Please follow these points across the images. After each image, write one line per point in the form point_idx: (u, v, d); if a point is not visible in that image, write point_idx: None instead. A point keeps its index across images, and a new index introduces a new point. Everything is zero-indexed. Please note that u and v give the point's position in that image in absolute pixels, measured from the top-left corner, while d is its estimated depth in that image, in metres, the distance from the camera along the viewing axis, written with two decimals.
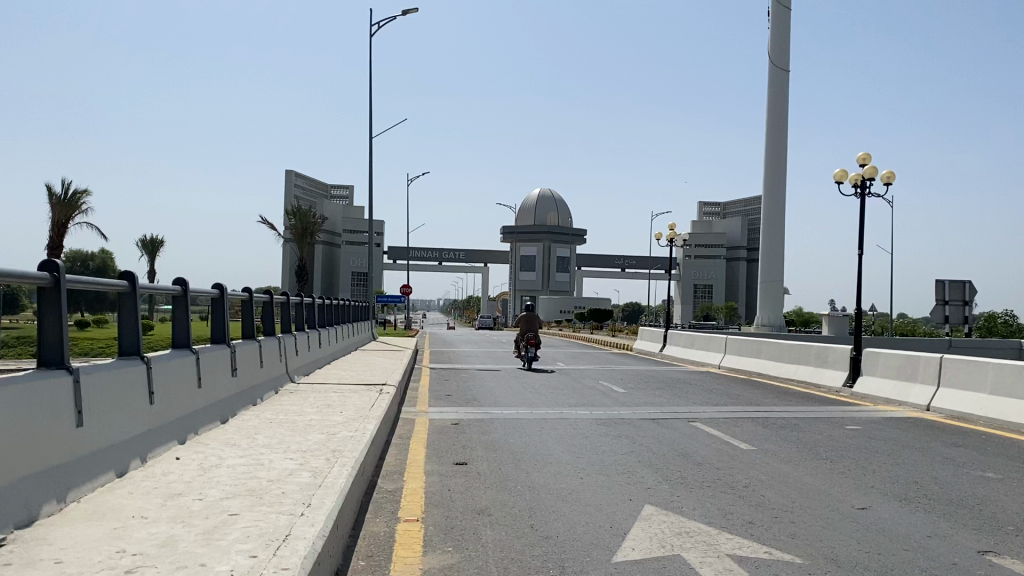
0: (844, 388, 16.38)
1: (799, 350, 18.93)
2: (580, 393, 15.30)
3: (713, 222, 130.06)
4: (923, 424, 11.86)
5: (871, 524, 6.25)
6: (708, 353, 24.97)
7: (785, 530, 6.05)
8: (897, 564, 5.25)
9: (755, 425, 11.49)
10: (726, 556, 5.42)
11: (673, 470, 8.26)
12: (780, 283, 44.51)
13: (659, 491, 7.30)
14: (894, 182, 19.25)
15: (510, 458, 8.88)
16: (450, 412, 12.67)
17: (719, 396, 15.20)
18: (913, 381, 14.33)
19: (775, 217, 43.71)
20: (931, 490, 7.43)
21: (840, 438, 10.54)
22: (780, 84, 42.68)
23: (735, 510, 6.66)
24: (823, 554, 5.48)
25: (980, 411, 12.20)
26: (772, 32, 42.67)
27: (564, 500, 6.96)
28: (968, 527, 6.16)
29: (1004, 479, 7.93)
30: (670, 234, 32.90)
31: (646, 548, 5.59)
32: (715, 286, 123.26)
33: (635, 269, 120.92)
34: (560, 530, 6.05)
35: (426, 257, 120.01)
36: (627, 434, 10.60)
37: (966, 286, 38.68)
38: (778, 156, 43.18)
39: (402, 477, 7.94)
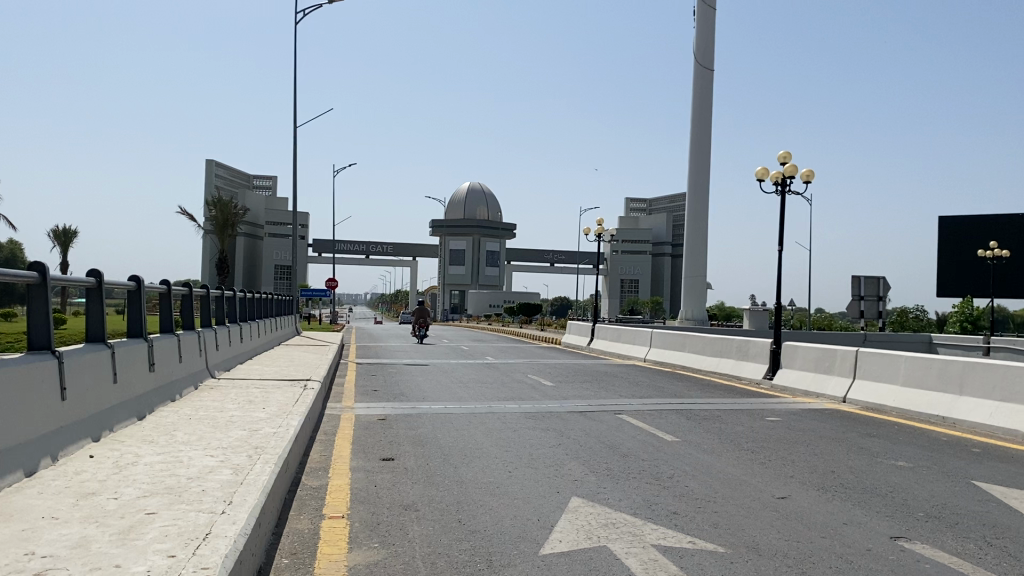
0: (764, 379, 16.86)
1: (721, 343, 19.40)
2: (508, 387, 15.37)
3: (640, 218, 132.13)
4: (838, 415, 12.30)
5: (791, 513, 6.45)
6: (634, 346, 25.36)
7: (708, 520, 6.20)
8: (813, 552, 5.44)
9: (679, 417, 11.73)
10: (652, 547, 5.53)
11: (600, 462, 8.38)
12: (704, 277, 45.52)
13: (587, 483, 7.40)
14: (813, 180, 19.84)
15: (439, 453, 8.88)
16: (377, 408, 12.57)
17: (645, 388, 15.48)
18: (829, 373, 14.83)
19: (699, 214, 44.61)
20: (846, 479, 7.71)
21: (760, 429, 10.83)
22: (704, 84, 43.58)
23: (659, 501, 6.80)
24: (745, 543, 5.63)
25: (892, 402, 12.72)
26: (698, 31, 43.46)
27: (492, 494, 6.99)
28: (881, 514, 6.42)
29: (915, 468, 8.29)
30: (597, 228, 33.27)
31: (574, 540, 5.66)
32: (641, 281, 125.24)
33: (563, 263, 121.96)
34: (488, 524, 6.07)
35: (352, 249, 118.56)
36: (555, 427, 10.69)
37: (880, 282, 40.19)
38: (703, 153, 44.09)
39: (328, 473, 7.85)
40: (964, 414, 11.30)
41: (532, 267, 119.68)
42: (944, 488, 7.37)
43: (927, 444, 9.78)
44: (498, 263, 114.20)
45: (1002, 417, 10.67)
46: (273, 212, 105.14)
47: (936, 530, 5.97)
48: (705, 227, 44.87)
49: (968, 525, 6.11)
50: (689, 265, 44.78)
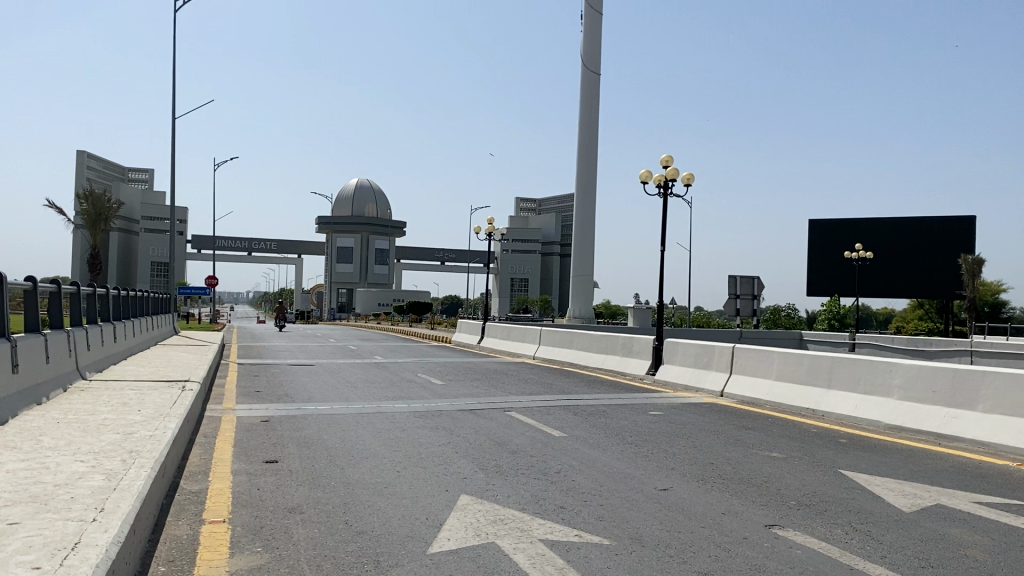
0: (647, 375, 17.32)
1: (607, 340, 19.82)
2: (397, 386, 15.21)
3: (529, 217, 133.47)
4: (716, 409, 12.75)
5: (672, 504, 6.64)
6: (523, 344, 25.61)
7: (593, 514, 6.32)
8: (694, 542, 5.61)
9: (566, 413, 11.92)
10: (539, 541, 5.59)
11: (489, 459, 8.41)
12: (590, 277, 46.34)
13: (476, 480, 7.43)
14: (694, 183, 20.48)
15: (324, 454, 8.69)
16: (260, 409, 12.25)
17: (534, 385, 15.69)
18: (708, 368, 15.37)
19: (586, 214, 45.43)
20: (725, 471, 8.01)
21: (644, 423, 11.13)
22: (591, 87, 44.39)
23: (546, 496, 6.89)
24: (628, 535, 5.75)
25: (766, 396, 13.29)
26: (585, 34, 44.23)
27: (380, 495, 6.90)
28: (758, 503, 6.69)
29: (788, 458, 8.70)
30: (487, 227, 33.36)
31: (462, 538, 5.66)
32: (531, 280, 125.19)
33: (453, 262, 121.91)
34: (375, 525, 5.99)
35: (234, 247, 114.85)
36: (444, 426, 10.67)
37: (755, 281, 41.92)
38: (590, 154, 44.88)
39: (208, 477, 7.58)
40: (832, 406, 11.92)
41: (421, 265, 119.09)
42: (814, 477, 7.76)
43: (799, 436, 10.27)
44: (387, 261, 113.16)
45: (867, 409, 11.33)
46: (149, 206, 100.99)
47: (806, 517, 6.29)
48: (592, 227, 45.72)
49: (835, 512, 6.46)
50: (577, 264, 45.49)
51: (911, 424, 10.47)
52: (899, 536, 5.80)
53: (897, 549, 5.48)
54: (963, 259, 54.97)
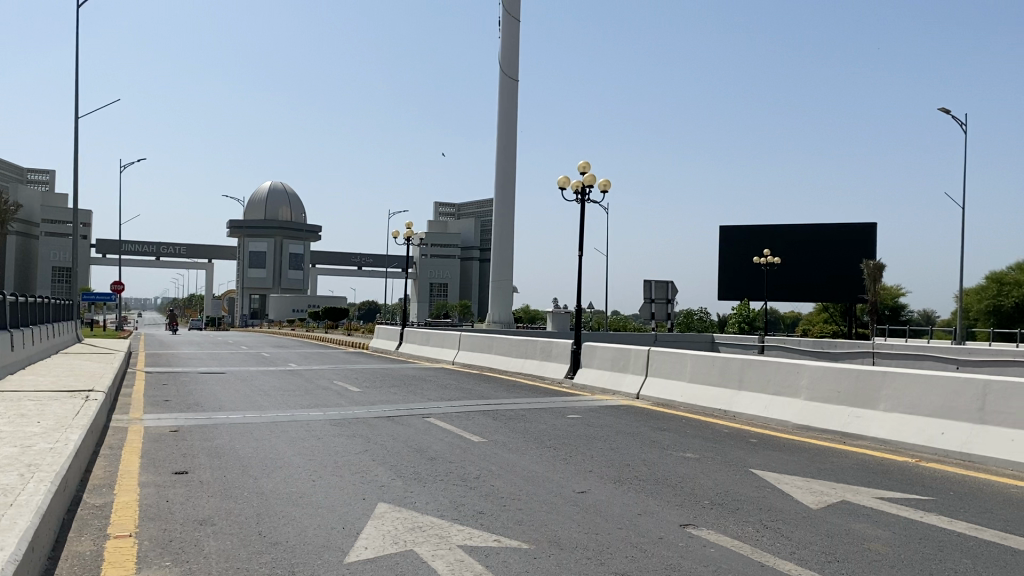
0: (565, 379, 17.47)
1: (526, 345, 19.93)
2: (312, 394, 14.92)
3: (448, 223, 133.37)
4: (632, 412, 12.95)
5: (588, 507, 6.72)
6: (442, 350, 25.51)
7: (512, 518, 6.33)
8: (612, 543, 5.67)
9: (484, 418, 11.91)
10: (458, 547, 5.57)
11: (407, 466, 8.34)
12: (509, 282, 46.42)
13: (393, 488, 7.35)
14: (611, 189, 20.77)
15: (236, 464, 8.46)
16: (169, 419, 11.84)
17: (453, 391, 15.62)
18: (624, 371, 15.61)
19: (505, 220, 45.59)
20: (641, 472, 8.12)
21: (562, 426, 11.21)
22: (509, 93, 44.64)
23: (465, 502, 6.86)
24: (547, 538, 5.79)
25: (680, 398, 13.56)
26: (503, 40, 44.47)
27: (294, 505, 6.76)
28: (674, 504, 6.79)
29: (702, 459, 8.88)
30: (406, 232, 33.10)
31: (380, 546, 5.58)
32: (450, 286, 124.91)
33: (370, 267, 120.66)
34: (289, 535, 5.85)
35: (141, 251, 110.83)
36: (361, 433, 10.52)
37: (669, 286, 42.81)
38: (508, 159, 45.05)
39: (112, 491, 7.27)
40: (743, 407, 12.24)
41: (337, 270, 117.43)
42: (727, 477, 7.95)
43: (712, 437, 10.48)
44: (302, 266, 111.12)
45: (776, 409, 11.68)
46: (50, 208, 96.66)
47: (720, 516, 6.43)
48: (511, 232, 45.90)
49: (747, 510, 6.62)
50: (496, 269, 45.55)
51: (818, 423, 10.84)
52: (807, 532, 5.98)
53: (806, 545, 5.67)
54: (866, 266, 57.42)
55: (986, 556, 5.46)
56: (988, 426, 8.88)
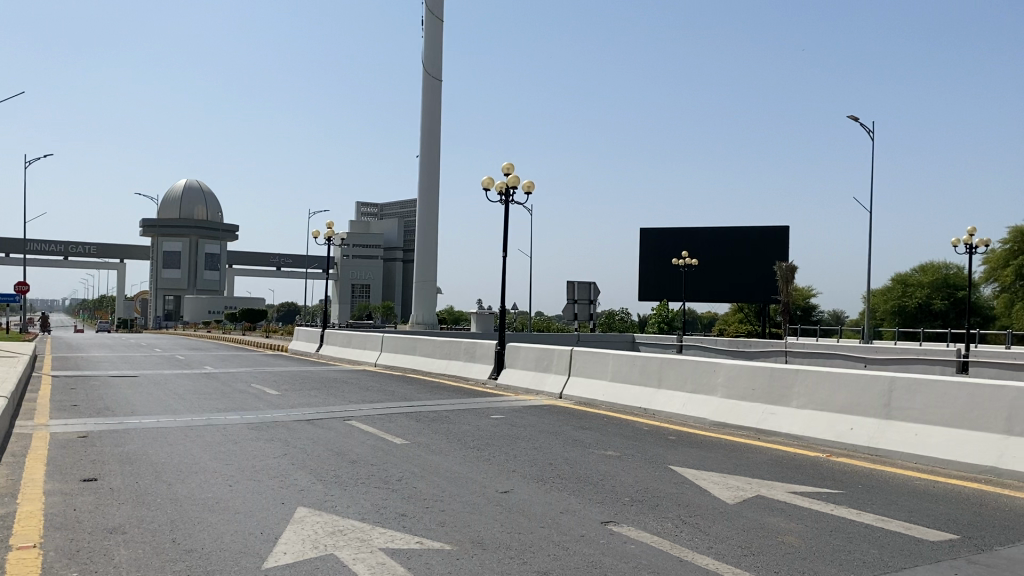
0: (489, 379, 17.49)
1: (449, 346, 19.87)
2: (229, 398, 14.57)
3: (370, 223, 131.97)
4: (553, 411, 13.06)
5: (511, 506, 6.74)
6: (364, 352, 25.23)
7: (435, 520, 6.29)
8: (535, 541, 5.71)
9: (407, 420, 11.82)
10: (379, 551, 5.50)
11: (328, 470, 8.22)
12: (432, 282, 46.12)
13: (313, 492, 7.23)
14: (534, 191, 20.86)
15: (149, 471, 8.18)
16: (77, 424, 11.39)
17: (375, 393, 15.47)
18: (547, 371, 15.71)
19: (429, 220, 45.35)
20: (564, 471, 8.19)
21: (485, 427, 11.21)
22: (432, 93, 44.44)
23: (387, 504, 6.78)
24: (469, 539, 5.77)
25: (602, 397, 13.73)
26: (427, 40, 44.30)
27: (211, 510, 6.58)
28: (594, 502, 6.86)
29: (623, 457, 9.01)
30: (327, 232, 32.64)
31: (299, 551, 5.48)
32: (372, 286, 123.67)
33: (290, 268, 118.50)
34: (205, 542, 5.70)
35: (48, 250, 106.29)
36: (280, 437, 10.31)
37: (591, 286, 43.30)
38: (432, 160, 44.85)
39: (16, 500, 6.95)
40: (662, 405, 12.46)
41: (256, 271, 114.94)
42: (648, 474, 8.09)
43: (632, 435, 10.63)
44: (218, 266, 108.35)
45: (694, 407, 11.92)
46: None
47: (640, 512, 6.53)
48: (435, 232, 45.71)
49: (667, 506, 6.75)
50: (419, 270, 45.26)
51: (734, 420, 11.11)
52: (724, 526, 6.12)
53: (722, 540, 5.79)
54: (780, 267, 59.24)
55: (892, 545, 5.68)
56: (893, 421, 9.25)
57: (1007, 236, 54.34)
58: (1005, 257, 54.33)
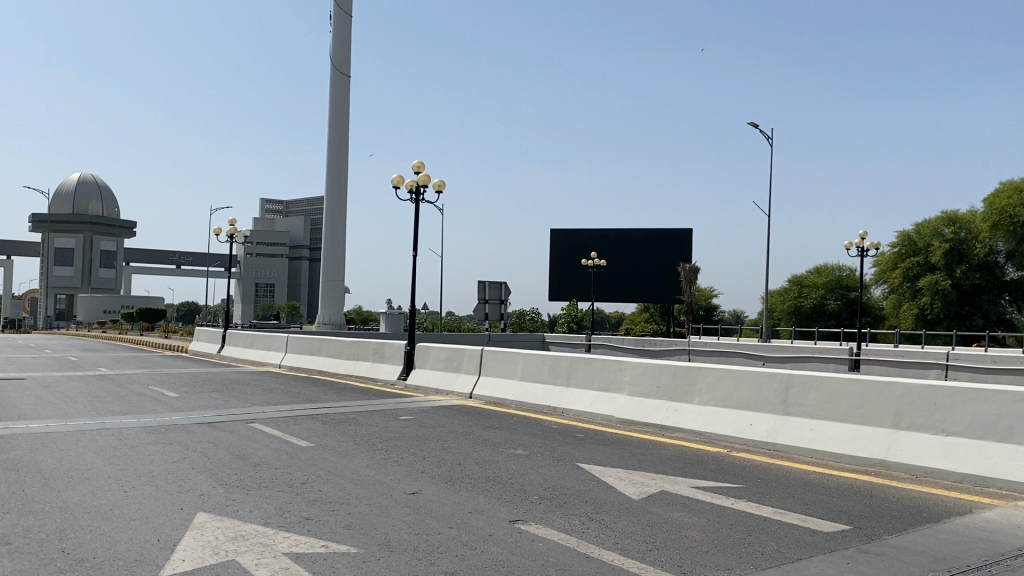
0: (398, 380, 17.33)
1: (358, 346, 19.60)
2: (125, 400, 14.01)
3: (275, 221, 128.96)
4: (462, 411, 13.04)
5: (419, 507, 6.69)
6: (268, 353, 24.64)
7: (341, 522, 6.19)
8: (442, 542, 5.66)
9: (313, 422, 11.60)
10: (284, 555, 5.36)
11: (230, 474, 7.96)
12: (339, 282, 45.28)
13: (214, 496, 7.01)
14: (445, 190, 20.76)
15: (35, 478, 7.77)
16: None
17: (280, 395, 15.14)
18: (457, 371, 15.69)
19: (336, 218, 44.64)
20: (472, 470, 8.19)
21: (394, 428, 11.11)
22: (341, 89, 43.82)
23: (291, 508, 6.64)
24: (377, 541, 5.69)
25: (512, 396, 13.80)
26: (335, 35, 43.68)
27: (105, 518, 6.30)
28: (503, 501, 6.88)
29: (531, 455, 9.05)
30: (230, 229, 31.74)
31: (198, 557, 5.29)
32: (277, 285, 120.96)
33: (191, 266, 114.77)
34: (98, 551, 5.45)
35: None
36: (179, 440, 9.97)
37: (502, 286, 43.40)
38: (340, 156, 44.19)
39: None
40: (570, 403, 12.60)
41: (155, 269, 110.80)
42: (556, 471, 8.16)
43: (541, 433, 10.70)
44: (114, 264, 103.99)
45: (601, 405, 12.10)
46: None
47: (548, 510, 6.57)
48: (342, 231, 44.94)
49: (574, 503, 6.82)
50: (326, 269, 44.45)
51: (640, 417, 11.33)
52: (629, 522, 6.22)
53: (628, 535, 5.87)
54: (683, 267, 60.18)
55: (789, 536, 5.89)
56: (789, 417, 9.59)
57: (895, 239, 56.90)
58: (893, 259, 56.81)
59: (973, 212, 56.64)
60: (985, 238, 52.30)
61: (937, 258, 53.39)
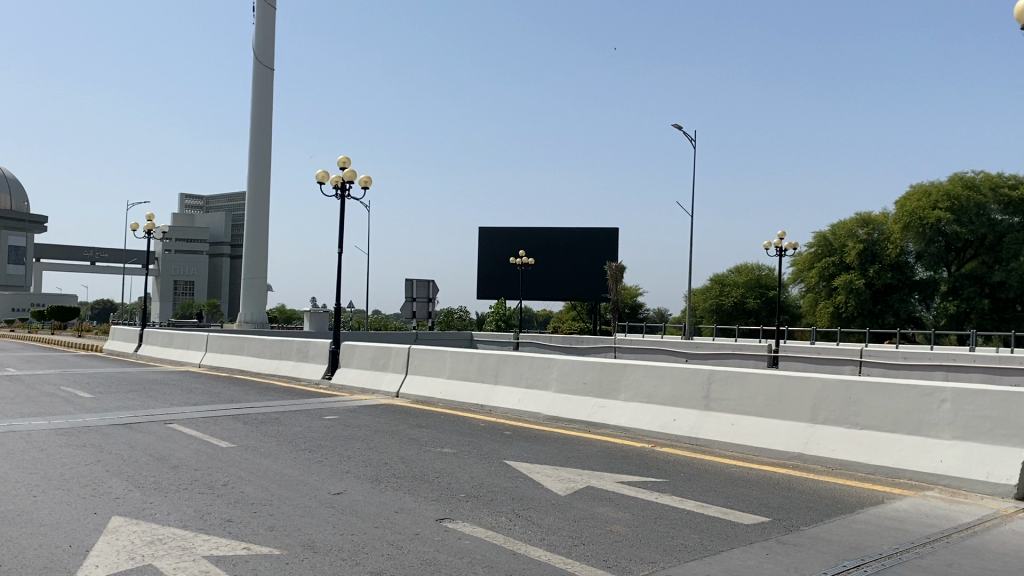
0: (323, 379, 17.07)
1: (281, 345, 19.25)
2: (35, 401, 13.45)
3: (195, 217, 125.69)
4: (389, 410, 12.92)
5: (345, 507, 6.60)
6: (188, 352, 23.98)
7: (263, 524, 6.06)
8: (368, 542, 5.59)
9: (235, 422, 11.33)
10: (203, 559, 5.22)
11: (147, 476, 7.71)
12: (262, 281, 44.28)
13: (130, 499, 6.78)
14: (371, 186, 20.54)
15: None
16: None
17: (200, 395, 14.76)
18: (384, 370, 15.54)
19: (259, 212, 43.71)
20: (399, 469, 8.12)
21: (319, 428, 10.94)
22: (264, 82, 42.97)
23: (212, 510, 6.47)
24: (301, 542, 5.58)
25: (439, 395, 13.75)
26: (257, 26, 42.82)
27: (11, 524, 6.02)
28: (430, 500, 6.83)
29: (458, 453, 9.01)
30: (148, 224, 30.79)
31: (113, 563, 5.10)
32: (198, 283, 117.93)
33: (107, 263, 110.89)
34: (5, 558, 5.21)
35: None
36: (92, 442, 9.61)
37: (430, 284, 43.17)
38: (263, 151, 43.35)
39: None
40: (498, 401, 12.61)
41: (68, 266, 106.69)
42: (483, 469, 8.16)
43: (469, 431, 10.67)
44: (24, 260, 99.73)
45: (528, 402, 12.15)
46: None
47: (475, 507, 6.57)
48: (264, 227, 43.98)
49: (501, 501, 6.82)
50: (249, 267, 43.44)
51: (567, 414, 11.41)
52: (556, 518, 6.26)
53: (555, 531, 5.91)
54: (609, 267, 61.24)
55: (710, 529, 6.01)
56: (712, 412, 9.78)
57: (811, 240, 58.81)
58: (810, 259, 58.62)
59: (885, 215, 58.92)
60: (896, 239, 54.37)
61: (852, 258, 55.20)
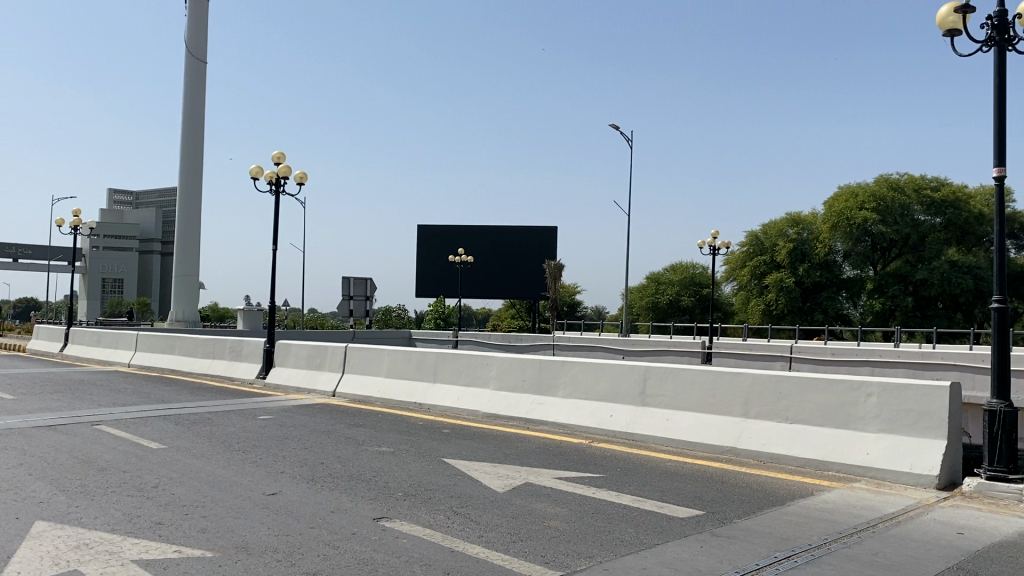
0: (257, 379, 16.77)
1: (213, 344, 18.85)
2: None
3: (124, 213, 122.21)
4: (326, 409, 12.77)
5: (280, 507, 6.50)
6: (117, 352, 23.29)
7: (194, 526, 5.92)
8: (303, 543, 5.51)
9: (166, 423, 11.04)
10: (131, 563, 5.08)
11: (74, 479, 7.47)
12: (194, 279, 43.20)
13: (54, 503, 6.56)
14: (306, 182, 20.25)
15: None
16: None
17: (130, 395, 14.36)
18: (320, 369, 15.35)
19: (189, 209, 42.68)
20: (334, 469, 8.01)
21: (253, 428, 10.74)
22: (196, 76, 42.02)
23: (142, 513, 6.30)
24: (234, 544, 5.48)
25: (376, 394, 13.63)
26: (189, 19, 41.85)
27: None
28: (366, 499, 6.77)
29: (395, 452, 8.93)
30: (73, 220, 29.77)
31: (35, 569, 4.92)
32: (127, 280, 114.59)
33: (31, 259, 106.98)
34: None
35: None
36: (14, 445, 9.27)
37: (367, 283, 42.76)
38: (195, 146, 42.37)
39: None
40: (436, 399, 12.57)
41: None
42: (420, 467, 8.10)
43: (406, 430, 10.61)
44: None
45: (467, 400, 12.13)
46: None
47: (412, 506, 6.54)
48: (196, 224, 42.91)
49: (438, 498, 6.80)
50: (180, 265, 42.33)
51: (505, 411, 11.43)
52: (493, 515, 6.26)
53: (493, 528, 5.92)
54: (548, 265, 60.61)
55: (646, 523, 6.09)
56: (647, 408, 9.91)
57: (744, 239, 59.97)
58: (742, 258, 59.85)
59: (814, 215, 60.48)
60: (825, 238, 55.89)
61: (782, 257, 56.54)
